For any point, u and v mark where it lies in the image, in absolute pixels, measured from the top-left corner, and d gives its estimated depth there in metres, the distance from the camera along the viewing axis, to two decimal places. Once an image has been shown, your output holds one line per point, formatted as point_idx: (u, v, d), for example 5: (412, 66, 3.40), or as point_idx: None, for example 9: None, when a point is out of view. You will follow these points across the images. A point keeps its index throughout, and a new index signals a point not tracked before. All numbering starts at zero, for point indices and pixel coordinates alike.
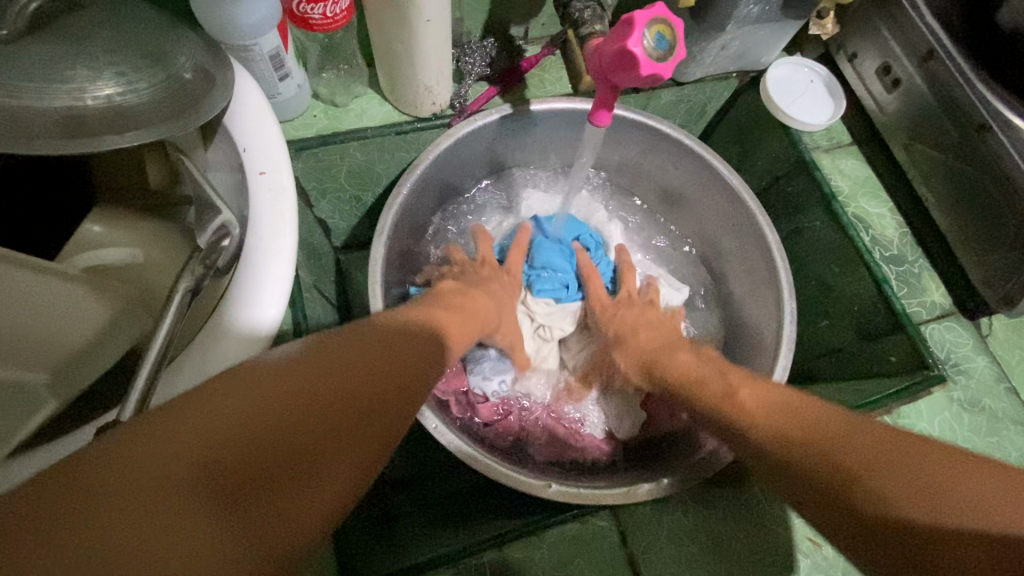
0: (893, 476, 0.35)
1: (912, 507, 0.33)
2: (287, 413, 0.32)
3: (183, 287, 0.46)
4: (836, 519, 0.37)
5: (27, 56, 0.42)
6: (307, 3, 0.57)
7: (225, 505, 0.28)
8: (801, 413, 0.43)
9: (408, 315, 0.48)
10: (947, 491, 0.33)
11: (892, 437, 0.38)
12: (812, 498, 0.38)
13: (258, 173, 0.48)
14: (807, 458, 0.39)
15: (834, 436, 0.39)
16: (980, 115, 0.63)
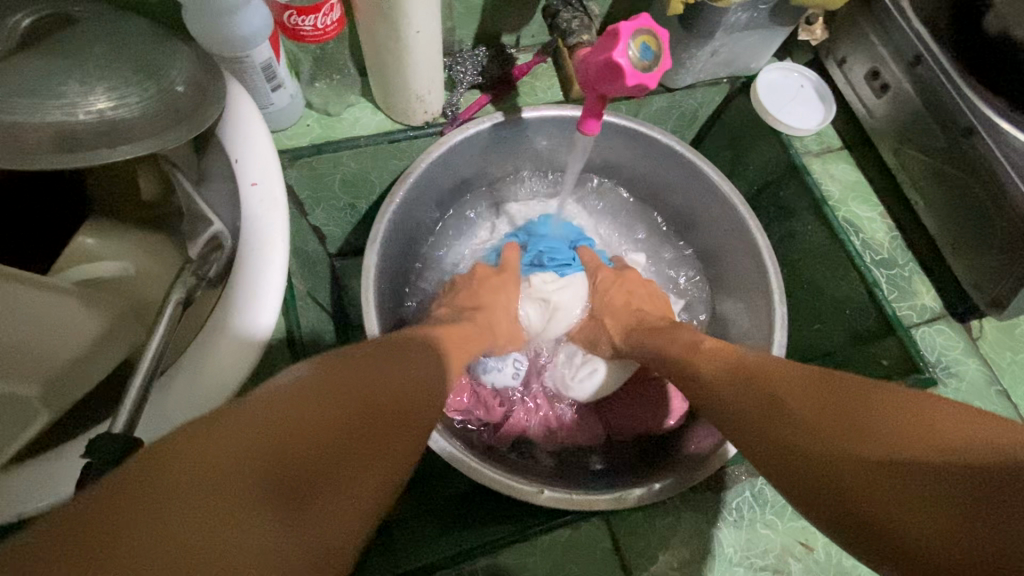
0: (847, 442, 0.36)
1: (835, 445, 0.36)
2: (334, 416, 0.34)
3: (175, 297, 0.46)
4: (773, 458, 0.40)
5: (21, 73, 0.43)
6: (299, 16, 0.57)
7: (269, 507, 0.29)
8: (758, 373, 0.45)
9: (421, 333, 0.51)
10: (867, 427, 0.36)
11: (837, 397, 0.39)
12: (757, 444, 0.41)
13: (249, 183, 0.49)
14: (756, 411, 0.42)
15: (778, 387, 0.42)
16: (966, 120, 0.63)
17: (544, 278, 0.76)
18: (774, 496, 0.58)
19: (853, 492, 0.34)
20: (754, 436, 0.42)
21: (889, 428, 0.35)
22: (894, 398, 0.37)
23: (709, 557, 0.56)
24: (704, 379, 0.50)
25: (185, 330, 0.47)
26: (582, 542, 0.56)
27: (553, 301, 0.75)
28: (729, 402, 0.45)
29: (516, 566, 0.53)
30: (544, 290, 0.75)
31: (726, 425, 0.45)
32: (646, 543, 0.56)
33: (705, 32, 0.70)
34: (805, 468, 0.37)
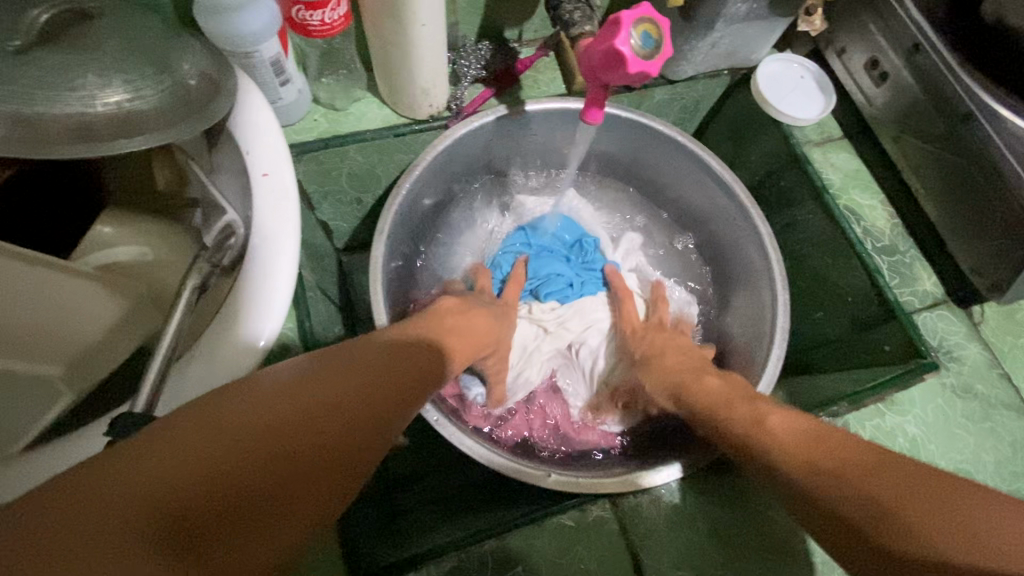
0: (932, 523, 0.38)
1: (905, 532, 0.38)
2: (267, 447, 0.34)
3: (191, 284, 0.47)
4: (840, 533, 0.42)
5: (41, 66, 0.44)
6: (306, 10, 0.59)
7: (168, 541, 0.29)
8: (814, 440, 0.47)
9: (398, 346, 0.49)
10: (938, 516, 0.38)
11: (924, 485, 0.41)
12: (824, 517, 0.44)
13: (261, 174, 0.50)
14: (816, 480, 0.45)
15: (846, 463, 0.44)
16: (966, 106, 0.64)
17: (545, 305, 0.79)
18: None
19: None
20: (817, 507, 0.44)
21: (960, 522, 0.37)
22: (966, 496, 0.39)
23: (714, 539, 0.57)
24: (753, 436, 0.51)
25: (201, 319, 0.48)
26: (589, 527, 0.56)
27: (556, 329, 0.78)
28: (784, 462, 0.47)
29: (523, 548, 0.54)
30: (544, 316, 0.78)
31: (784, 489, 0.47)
32: (653, 527, 0.57)
33: (705, 23, 0.71)
34: (873, 549, 0.39)
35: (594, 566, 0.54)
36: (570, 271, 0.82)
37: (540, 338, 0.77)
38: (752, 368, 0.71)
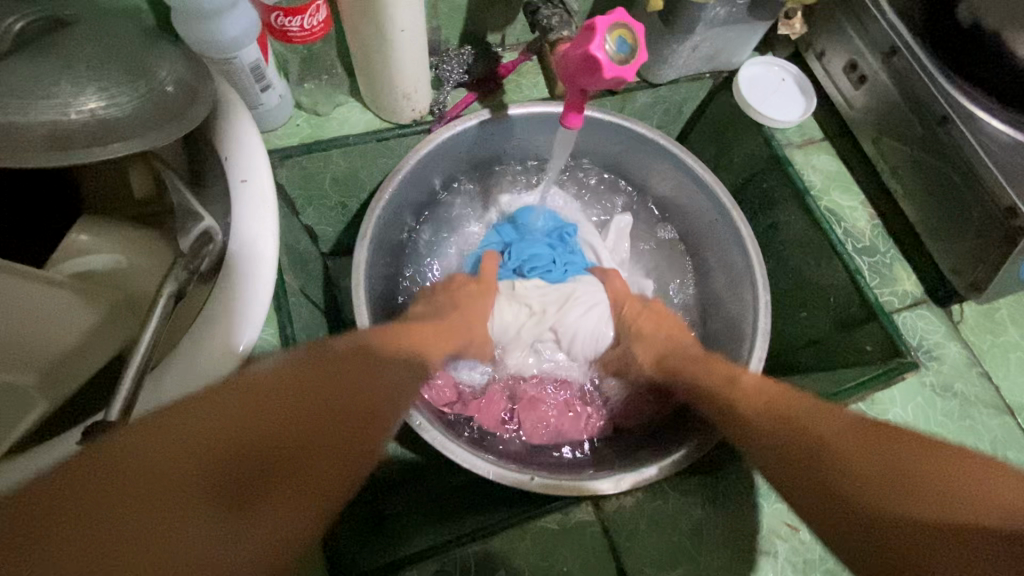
0: (882, 465, 0.42)
1: (867, 486, 0.41)
2: (286, 422, 0.38)
3: (166, 291, 0.48)
4: (807, 488, 0.44)
5: (14, 74, 0.44)
6: (286, 17, 0.59)
7: (207, 502, 0.33)
8: (788, 411, 0.50)
9: (397, 343, 0.54)
10: (897, 470, 0.41)
11: (883, 436, 0.44)
12: (792, 475, 0.46)
13: (239, 181, 0.50)
14: (791, 443, 0.47)
15: (816, 426, 0.47)
16: (941, 108, 0.65)
17: (530, 283, 0.78)
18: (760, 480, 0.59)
19: (880, 526, 0.39)
20: (789, 465, 0.46)
21: (915, 475, 0.40)
22: (921, 453, 0.42)
23: (697, 541, 0.57)
24: (741, 411, 0.53)
25: (176, 326, 0.47)
26: (572, 530, 0.56)
27: (541, 307, 0.76)
28: (764, 430, 0.50)
29: (505, 552, 0.54)
30: (529, 294, 0.76)
31: (760, 453, 0.49)
32: (635, 528, 0.57)
33: (685, 27, 0.71)
34: (838, 502, 0.42)
35: (577, 569, 0.54)
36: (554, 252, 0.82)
37: (522, 320, 0.76)
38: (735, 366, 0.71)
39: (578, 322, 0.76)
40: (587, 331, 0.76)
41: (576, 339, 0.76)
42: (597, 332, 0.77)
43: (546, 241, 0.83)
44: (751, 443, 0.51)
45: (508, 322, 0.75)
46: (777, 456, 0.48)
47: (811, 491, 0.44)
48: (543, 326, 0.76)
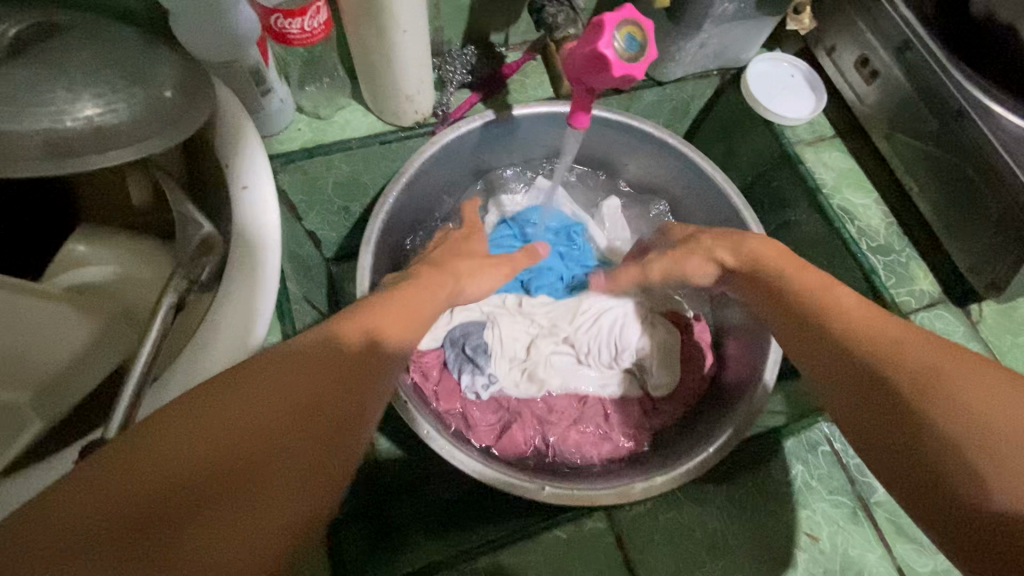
0: (944, 389, 0.37)
1: (932, 409, 0.37)
2: (286, 393, 0.35)
3: (166, 302, 0.46)
4: (867, 409, 0.41)
5: (9, 82, 0.43)
6: (285, 19, 0.57)
7: (213, 496, 0.30)
8: (878, 330, 0.45)
9: (358, 314, 0.45)
10: (971, 396, 0.36)
11: (945, 357, 0.40)
12: (854, 387, 0.42)
13: (240, 187, 0.49)
14: (871, 359, 0.42)
15: (906, 349, 0.42)
16: (957, 103, 0.63)
17: (536, 299, 0.77)
18: (778, 487, 0.58)
19: (934, 456, 0.35)
20: (854, 375, 0.43)
21: (983, 403, 0.35)
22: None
23: (714, 551, 0.55)
24: (820, 317, 0.48)
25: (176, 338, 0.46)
26: (584, 540, 0.55)
27: (551, 323, 0.75)
28: (842, 339, 0.45)
29: (516, 564, 0.52)
30: (537, 309, 0.76)
31: (819, 363, 0.46)
32: (647, 537, 0.56)
33: (692, 23, 0.70)
34: (897, 420, 0.38)
35: None
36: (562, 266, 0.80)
37: (531, 334, 0.74)
38: (750, 365, 0.69)
39: (588, 333, 0.74)
40: (601, 337, 0.74)
41: (592, 346, 0.74)
42: (611, 338, 0.74)
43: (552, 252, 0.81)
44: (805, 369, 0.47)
45: (513, 337, 0.74)
46: (848, 366, 0.44)
47: (865, 411, 0.41)
48: (554, 338, 0.74)
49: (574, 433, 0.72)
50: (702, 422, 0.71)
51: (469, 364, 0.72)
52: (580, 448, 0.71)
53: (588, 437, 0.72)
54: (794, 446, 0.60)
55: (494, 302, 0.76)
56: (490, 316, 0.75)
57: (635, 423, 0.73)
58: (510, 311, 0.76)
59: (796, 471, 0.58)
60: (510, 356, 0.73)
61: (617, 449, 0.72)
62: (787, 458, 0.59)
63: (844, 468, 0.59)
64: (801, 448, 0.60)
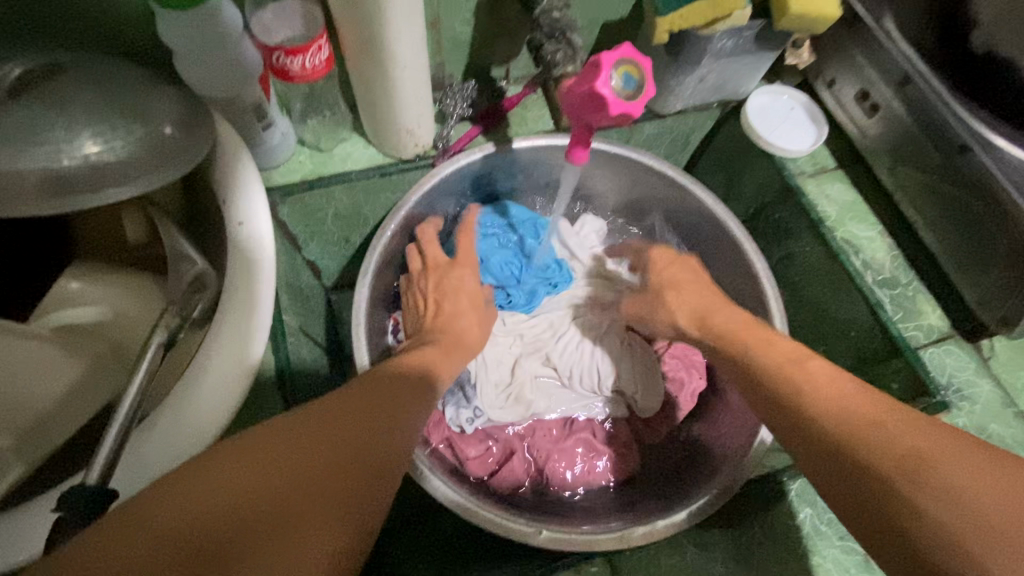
0: (948, 473, 0.36)
1: (928, 492, 0.36)
2: (318, 439, 0.38)
3: (156, 340, 0.45)
4: (877, 524, 0.38)
5: (9, 121, 0.43)
6: (287, 56, 0.57)
7: (246, 533, 0.31)
8: (868, 417, 0.43)
9: (387, 371, 0.50)
10: (966, 483, 0.36)
11: (956, 447, 0.38)
12: (853, 493, 0.40)
13: (236, 223, 0.49)
14: (885, 463, 0.39)
15: (908, 446, 0.39)
16: (960, 137, 0.63)
17: (513, 315, 0.77)
18: (788, 532, 0.55)
19: (925, 544, 0.35)
20: (857, 483, 0.40)
21: (971, 494, 0.35)
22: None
23: None
24: (819, 412, 0.45)
25: (167, 374, 0.47)
26: None
27: (534, 340, 0.77)
28: (840, 444, 0.42)
29: None
30: (520, 326, 0.77)
31: (818, 464, 0.44)
32: None
33: (692, 59, 0.70)
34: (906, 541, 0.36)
35: None
36: (520, 284, 0.79)
37: (515, 355, 0.76)
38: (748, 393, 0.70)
39: (574, 358, 0.76)
40: (585, 363, 0.75)
41: (578, 370, 0.75)
42: (593, 363, 0.75)
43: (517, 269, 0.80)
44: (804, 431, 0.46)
45: (498, 359, 0.75)
46: (844, 473, 0.41)
47: (852, 488, 0.40)
48: (535, 360, 0.76)
49: (568, 461, 0.72)
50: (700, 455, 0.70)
51: (458, 394, 0.72)
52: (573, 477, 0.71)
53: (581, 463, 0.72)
54: (800, 489, 0.57)
55: None
56: None
57: (626, 452, 0.73)
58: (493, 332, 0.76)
59: (806, 513, 0.56)
60: (493, 380, 0.74)
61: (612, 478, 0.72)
62: (793, 503, 0.56)
63: None
64: (808, 490, 0.57)
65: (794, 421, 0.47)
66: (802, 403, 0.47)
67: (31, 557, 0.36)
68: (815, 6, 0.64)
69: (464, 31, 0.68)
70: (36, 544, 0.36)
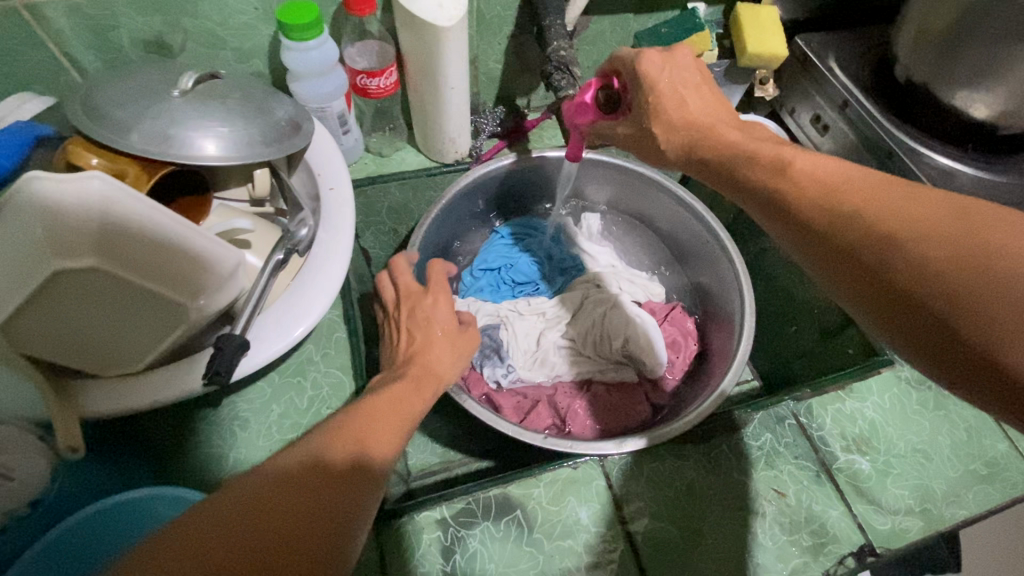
0: (922, 227, 0.40)
1: (902, 249, 0.40)
2: (276, 513, 0.39)
3: (278, 254, 0.62)
4: (871, 300, 0.42)
5: (183, 104, 0.61)
6: (367, 79, 0.77)
7: None
8: (837, 190, 0.45)
9: (345, 427, 0.47)
10: (936, 230, 0.40)
11: (915, 199, 0.42)
12: (850, 276, 0.44)
13: (328, 189, 0.69)
14: (857, 234, 0.43)
15: (896, 227, 0.41)
16: (889, 145, 0.79)
17: (538, 298, 0.91)
18: (748, 449, 0.68)
19: (916, 297, 0.40)
20: (853, 267, 0.43)
21: (943, 234, 0.39)
22: (992, 235, 0.38)
23: (691, 497, 0.65)
24: (811, 211, 0.45)
25: (283, 278, 0.63)
26: (578, 477, 0.65)
27: (555, 316, 0.89)
28: (830, 230, 0.44)
29: (522, 495, 0.63)
30: (542, 306, 0.89)
31: (812, 253, 0.46)
32: (634, 481, 0.65)
33: None
34: (916, 318, 0.40)
35: (585, 515, 0.62)
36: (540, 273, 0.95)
37: (540, 327, 0.88)
38: (727, 352, 0.81)
39: (589, 327, 0.86)
40: (599, 330, 0.86)
41: (591, 338, 0.86)
42: (605, 330, 0.86)
43: (533, 265, 0.95)
44: (786, 215, 0.47)
45: (527, 332, 0.87)
46: (841, 260, 0.44)
47: (838, 268, 0.44)
48: (555, 331, 0.87)
49: (587, 407, 0.82)
50: (694, 396, 0.81)
51: (495, 356, 0.85)
52: (591, 421, 0.81)
53: (600, 408, 0.82)
54: (764, 418, 0.70)
55: (503, 311, 0.89)
56: (505, 318, 0.88)
57: (639, 403, 0.84)
58: (519, 313, 0.89)
59: (766, 437, 0.69)
60: (517, 350, 0.85)
61: (626, 422, 0.82)
62: (757, 427, 0.69)
63: (807, 437, 0.69)
64: (770, 419, 0.70)
65: (782, 218, 0.47)
66: (775, 191, 0.48)
67: (188, 393, 0.53)
68: (768, 48, 0.83)
69: (495, 68, 0.89)
70: (191, 383, 0.53)
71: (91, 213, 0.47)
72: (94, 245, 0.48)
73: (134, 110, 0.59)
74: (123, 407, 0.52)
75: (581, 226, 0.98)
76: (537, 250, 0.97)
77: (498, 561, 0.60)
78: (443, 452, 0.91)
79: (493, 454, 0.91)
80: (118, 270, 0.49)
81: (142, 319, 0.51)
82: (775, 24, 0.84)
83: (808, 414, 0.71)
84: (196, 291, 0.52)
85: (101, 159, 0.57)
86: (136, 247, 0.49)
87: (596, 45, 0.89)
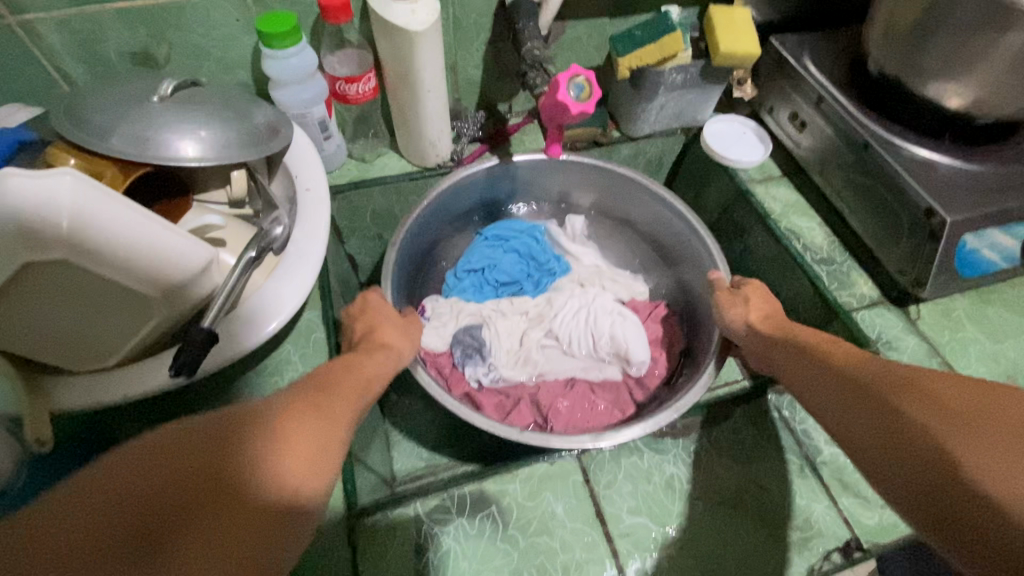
0: (944, 390, 0.43)
1: (922, 401, 0.43)
2: (215, 482, 0.34)
3: (248, 253, 0.60)
4: (879, 436, 0.44)
5: (161, 107, 0.63)
6: (346, 84, 0.79)
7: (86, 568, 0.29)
8: (876, 365, 0.50)
9: (308, 419, 0.43)
10: (960, 393, 0.42)
11: (948, 375, 0.45)
12: (864, 400, 0.47)
13: (305, 189, 0.70)
14: (886, 389, 0.46)
15: (920, 387, 0.44)
16: (864, 138, 0.79)
17: (522, 299, 0.91)
18: (727, 441, 0.68)
19: (924, 441, 0.40)
20: (876, 413, 0.45)
21: (961, 398, 0.41)
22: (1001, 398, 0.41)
23: (671, 492, 0.64)
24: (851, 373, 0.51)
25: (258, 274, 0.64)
26: (555, 472, 0.64)
27: (538, 315, 0.89)
28: (858, 375, 0.50)
29: (497, 492, 0.62)
30: (525, 306, 0.90)
31: (829, 393, 0.51)
32: (612, 475, 0.65)
33: (650, 90, 0.89)
34: (925, 456, 0.40)
35: (561, 509, 0.62)
36: (523, 273, 0.94)
37: (522, 327, 0.88)
38: (710, 349, 0.81)
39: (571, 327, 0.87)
40: (579, 329, 0.87)
41: (573, 338, 0.86)
42: (586, 331, 0.86)
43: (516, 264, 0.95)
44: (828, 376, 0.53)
45: (509, 333, 0.87)
46: (868, 408, 0.46)
47: (863, 414, 0.46)
48: (536, 331, 0.87)
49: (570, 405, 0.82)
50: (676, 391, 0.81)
51: (476, 354, 0.84)
52: (573, 418, 0.81)
53: (582, 406, 0.82)
54: (744, 412, 0.71)
55: (485, 311, 0.89)
56: (487, 319, 0.88)
57: (622, 399, 0.84)
58: (502, 313, 0.89)
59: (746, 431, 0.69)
60: (497, 350, 0.85)
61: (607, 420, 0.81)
62: (735, 422, 0.70)
63: (791, 431, 0.69)
64: (751, 413, 0.70)
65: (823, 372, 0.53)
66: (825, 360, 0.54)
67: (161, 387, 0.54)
68: (741, 46, 0.84)
69: (475, 74, 0.91)
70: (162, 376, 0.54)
71: (63, 210, 0.46)
72: (68, 244, 0.47)
73: (114, 114, 0.61)
74: (98, 399, 0.54)
75: (565, 228, 0.99)
76: (523, 250, 0.96)
77: (472, 557, 0.59)
78: (429, 455, 0.91)
79: (479, 458, 0.90)
80: (94, 267, 0.49)
81: (115, 312, 0.53)
82: (747, 24, 0.85)
83: (791, 407, 0.71)
84: (173, 291, 0.54)
85: (78, 159, 0.59)
86: (110, 245, 0.49)
87: (572, 50, 0.91)
